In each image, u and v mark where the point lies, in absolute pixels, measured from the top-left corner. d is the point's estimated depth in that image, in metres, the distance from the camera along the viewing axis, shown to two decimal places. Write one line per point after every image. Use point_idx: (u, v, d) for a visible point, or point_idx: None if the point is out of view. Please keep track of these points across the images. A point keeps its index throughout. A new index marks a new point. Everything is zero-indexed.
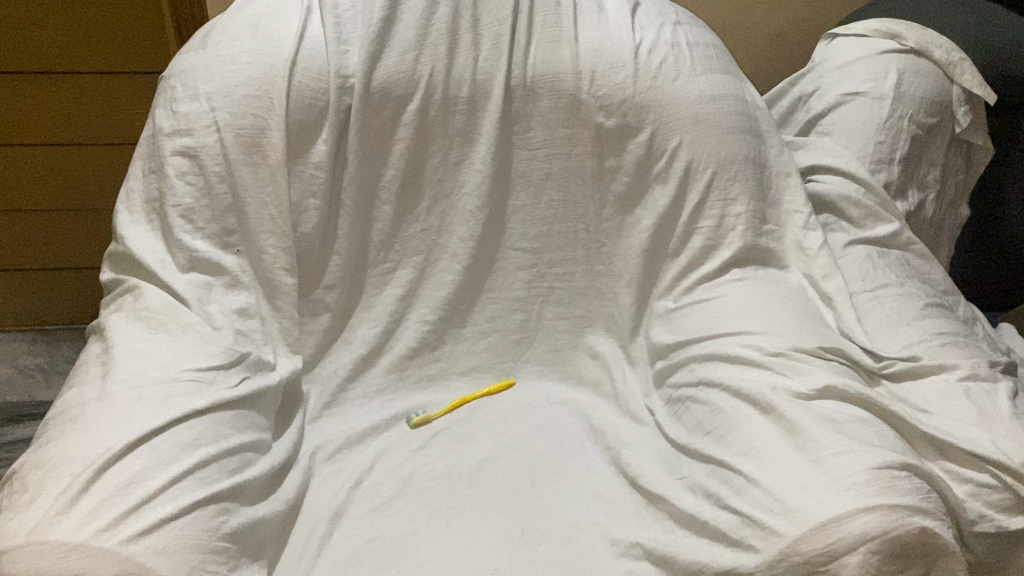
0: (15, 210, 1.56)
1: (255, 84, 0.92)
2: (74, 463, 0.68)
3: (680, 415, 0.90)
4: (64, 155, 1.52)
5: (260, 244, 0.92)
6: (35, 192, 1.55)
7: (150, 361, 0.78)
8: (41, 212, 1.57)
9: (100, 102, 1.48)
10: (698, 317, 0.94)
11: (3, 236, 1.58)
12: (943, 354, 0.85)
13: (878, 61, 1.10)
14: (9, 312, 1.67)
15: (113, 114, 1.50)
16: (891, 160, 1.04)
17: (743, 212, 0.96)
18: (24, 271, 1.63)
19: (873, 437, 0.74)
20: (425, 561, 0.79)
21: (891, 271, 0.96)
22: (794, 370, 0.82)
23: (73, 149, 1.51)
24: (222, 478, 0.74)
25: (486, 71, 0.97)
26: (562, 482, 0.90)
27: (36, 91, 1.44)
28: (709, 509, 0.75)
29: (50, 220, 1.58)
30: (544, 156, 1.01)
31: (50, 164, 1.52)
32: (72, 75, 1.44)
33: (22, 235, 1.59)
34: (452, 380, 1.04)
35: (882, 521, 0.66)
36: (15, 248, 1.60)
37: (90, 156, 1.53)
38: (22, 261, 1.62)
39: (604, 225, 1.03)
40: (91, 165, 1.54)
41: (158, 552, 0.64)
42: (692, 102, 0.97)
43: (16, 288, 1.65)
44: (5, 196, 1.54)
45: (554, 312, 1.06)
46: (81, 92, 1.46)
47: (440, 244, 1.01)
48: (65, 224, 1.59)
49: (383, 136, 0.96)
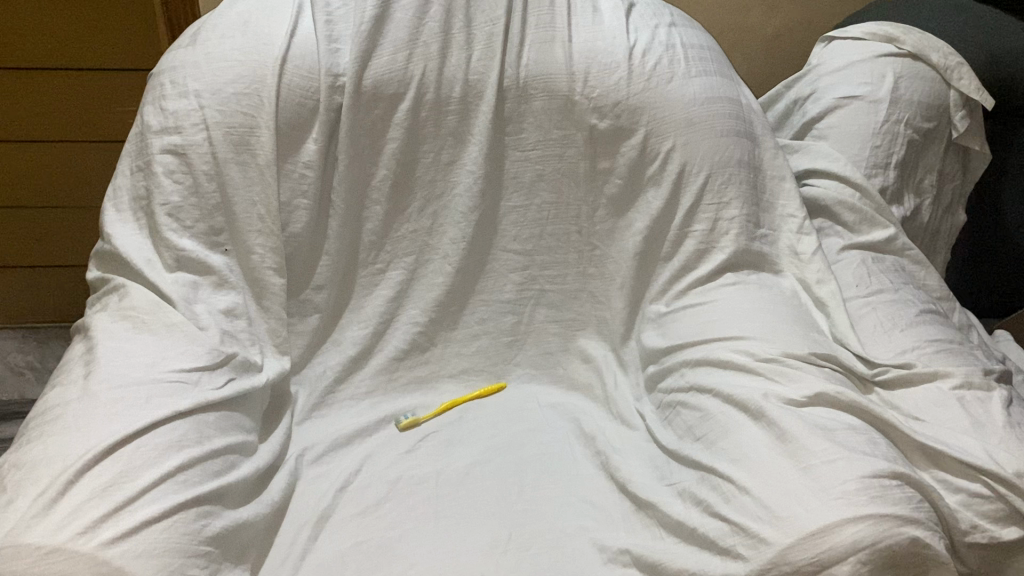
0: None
1: (244, 82, 0.91)
2: (54, 465, 0.67)
3: (670, 420, 0.89)
4: (51, 152, 1.51)
5: (249, 243, 0.91)
6: (32, 189, 1.54)
7: (134, 361, 0.78)
8: (40, 210, 1.57)
9: (88, 99, 1.47)
10: (690, 321, 0.93)
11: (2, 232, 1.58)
12: (938, 361, 0.84)
13: (874, 64, 1.08)
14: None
15: (105, 112, 1.49)
16: (887, 164, 1.03)
17: (737, 216, 0.95)
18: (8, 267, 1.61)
19: (864, 445, 0.73)
20: (411, 565, 0.78)
21: (887, 277, 0.95)
22: (786, 376, 0.81)
23: (64, 146, 1.51)
24: (205, 481, 0.73)
25: (478, 71, 0.96)
26: (551, 487, 0.89)
27: (29, 88, 1.44)
28: (698, 516, 0.74)
29: (38, 218, 1.57)
30: (537, 157, 1.00)
31: (36, 162, 1.51)
32: (66, 73, 1.44)
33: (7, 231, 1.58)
34: (442, 383, 1.03)
35: (872, 531, 0.65)
36: (13, 245, 1.59)
37: (80, 154, 1.52)
38: (20, 260, 1.61)
39: (597, 227, 1.02)
40: (78, 163, 1.53)
41: (138, 556, 0.63)
42: (686, 104, 0.96)
43: (13, 285, 1.64)
44: (6, 192, 1.53)
45: (546, 315, 1.05)
46: (75, 90, 1.45)
47: (431, 246, 1.00)
48: (53, 222, 1.59)
49: (374, 136, 0.95)
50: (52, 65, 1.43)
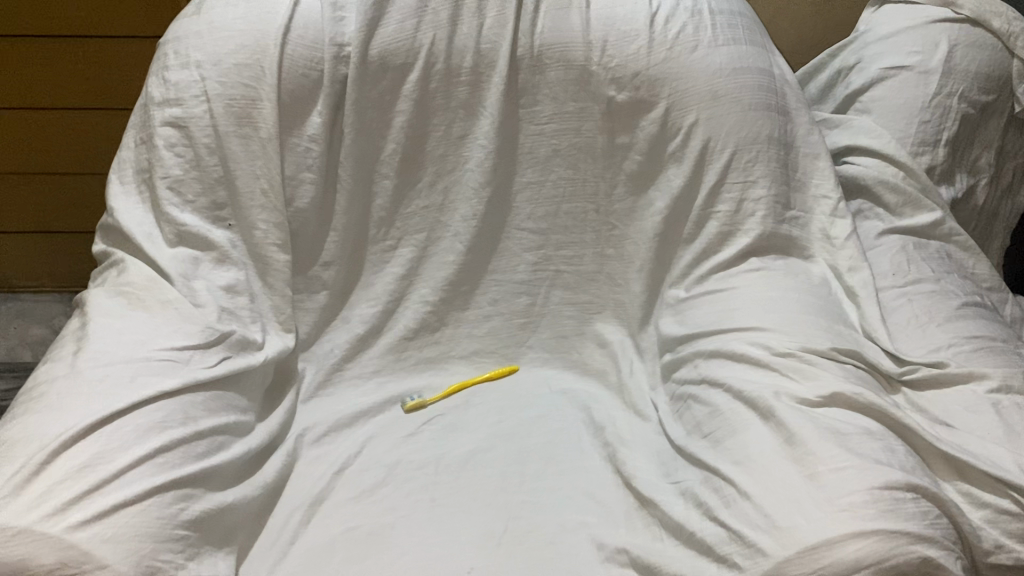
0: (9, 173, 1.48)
1: (246, 52, 0.88)
2: (30, 445, 0.66)
3: (681, 414, 0.84)
4: (53, 123, 1.43)
5: (252, 219, 0.89)
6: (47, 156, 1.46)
7: (123, 338, 0.77)
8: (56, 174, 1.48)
9: (103, 69, 1.38)
10: (709, 309, 0.87)
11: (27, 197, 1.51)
12: (974, 361, 0.76)
13: (927, 31, 0.99)
14: (34, 275, 1.62)
15: (112, 82, 1.39)
16: (936, 142, 0.95)
17: (763, 197, 0.88)
18: (41, 233, 1.55)
19: (879, 452, 0.67)
20: (401, 555, 0.76)
21: (928, 264, 0.87)
22: (801, 374, 0.75)
23: (80, 115, 1.42)
24: (187, 464, 0.71)
25: (491, 39, 0.91)
26: (554, 477, 0.85)
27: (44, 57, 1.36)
28: (698, 520, 0.69)
29: (48, 185, 1.50)
30: (552, 132, 0.95)
31: (45, 126, 1.43)
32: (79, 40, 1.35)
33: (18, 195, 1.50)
34: (453, 364, 1.00)
35: (877, 548, 0.60)
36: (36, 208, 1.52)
37: (92, 123, 1.44)
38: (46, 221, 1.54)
39: (615, 206, 0.97)
40: (82, 132, 1.44)
41: (107, 540, 0.61)
42: (711, 75, 0.90)
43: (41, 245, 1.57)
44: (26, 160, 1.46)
45: (561, 296, 1.01)
46: (86, 57, 1.36)
47: (442, 223, 0.97)
48: (78, 187, 1.50)
49: (381, 108, 0.92)
50: (72, 31, 1.34)
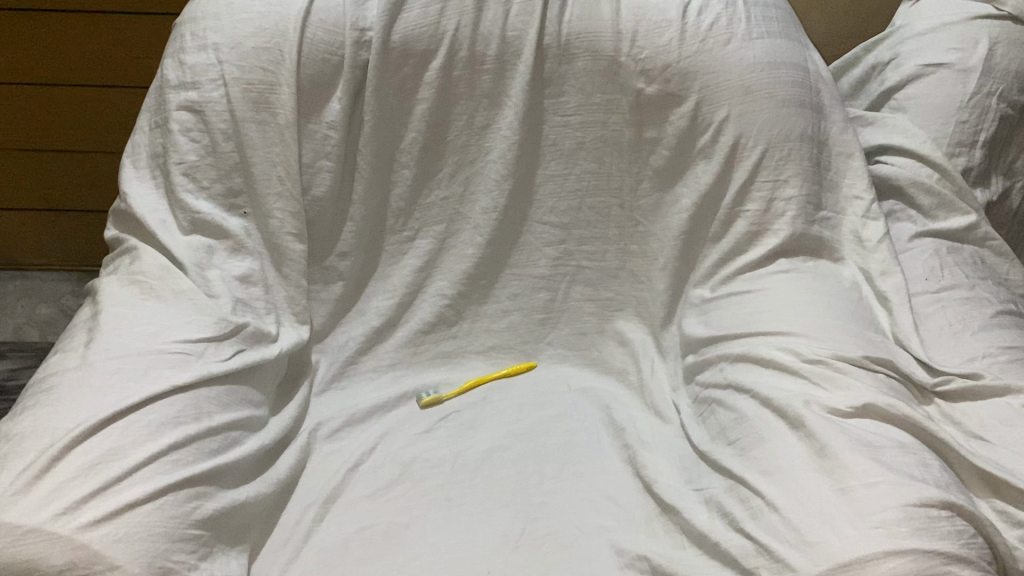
0: (21, 149, 1.45)
1: (266, 35, 0.85)
2: (41, 439, 0.64)
3: (704, 418, 0.82)
4: (61, 99, 1.40)
5: (267, 207, 0.87)
6: (54, 132, 1.44)
7: (137, 329, 0.75)
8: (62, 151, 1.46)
9: (114, 45, 1.35)
10: (735, 311, 0.85)
11: (32, 174, 1.48)
12: (1011, 373, 0.74)
13: (965, 28, 0.97)
14: (42, 252, 1.58)
15: (123, 58, 1.36)
16: (973, 143, 0.92)
17: (794, 197, 0.86)
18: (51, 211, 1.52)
19: (913, 467, 0.65)
20: (415, 556, 0.74)
21: (962, 270, 0.85)
22: (832, 382, 0.73)
23: (89, 92, 1.40)
24: (199, 461, 0.69)
25: (517, 27, 0.88)
26: (573, 478, 0.83)
27: (54, 32, 1.33)
28: (723, 530, 0.68)
29: (53, 163, 1.47)
30: (578, 124, 0.93)
31: (52, 102, 1.40)
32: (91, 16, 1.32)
33: (23, 171, 1.48)
34: (469, 359, 0.98)
35: (911, 568, 0.57)
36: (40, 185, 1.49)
37: (111, 100, 1.40)
38: (51, 196, 1.51)
39: (640, 201, 0.95)
40: (91, 110, 1.41)
41: (119, 540, 0.59)
42: (744, 69, 0.87)
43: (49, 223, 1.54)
44: (33, 136, 1.44)
45: (582, 292, 0.98)
46: (96, 32, 1.33)
47: (463, 215, 0.94)
48: (88, 165, 1.47)
49: (403, 96, 0.89)
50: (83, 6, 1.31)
